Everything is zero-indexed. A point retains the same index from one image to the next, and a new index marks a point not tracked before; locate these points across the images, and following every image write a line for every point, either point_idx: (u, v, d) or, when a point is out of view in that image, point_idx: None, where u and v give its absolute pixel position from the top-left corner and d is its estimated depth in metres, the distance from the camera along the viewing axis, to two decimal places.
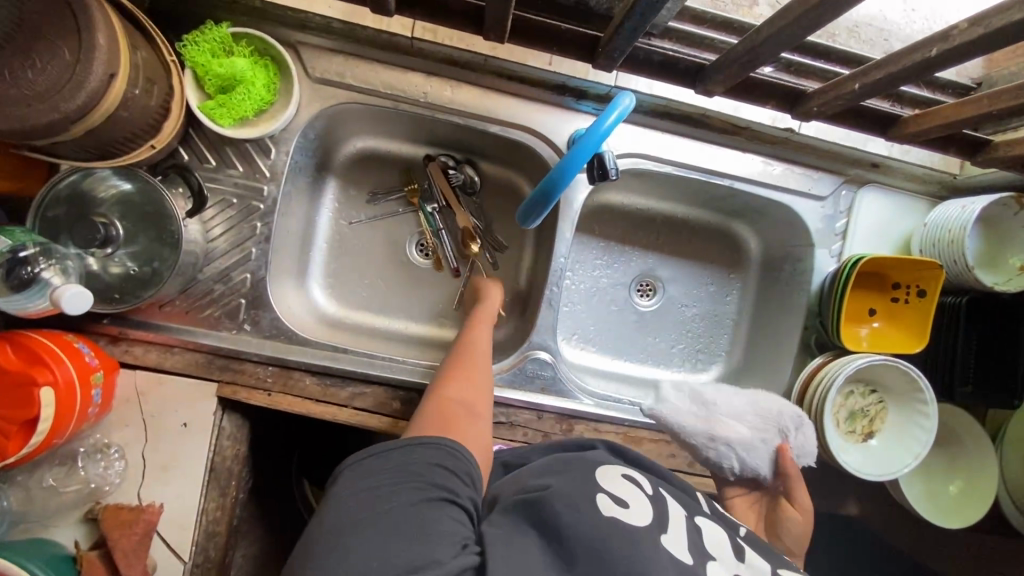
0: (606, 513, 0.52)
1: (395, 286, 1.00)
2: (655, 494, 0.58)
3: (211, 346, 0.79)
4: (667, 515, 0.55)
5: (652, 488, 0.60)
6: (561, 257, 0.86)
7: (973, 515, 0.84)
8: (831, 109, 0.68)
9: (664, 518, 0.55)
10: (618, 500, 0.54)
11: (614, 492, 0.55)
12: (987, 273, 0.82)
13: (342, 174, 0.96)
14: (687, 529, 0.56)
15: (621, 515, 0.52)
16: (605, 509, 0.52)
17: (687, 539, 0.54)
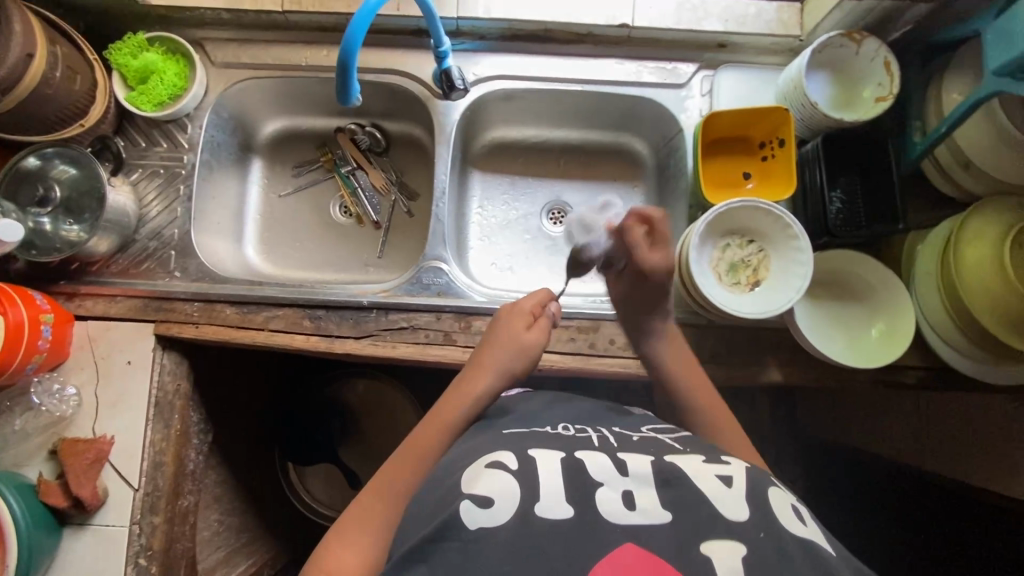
0: (474, 527, 0.51)
1: (321, 244, 1.10)
2: (523, 464, 0.56)
3: (147, 292, 0.92)
4: (538, 480, 0.55)
5: (517, 455, 0.58)
6: (443, 174, 0.96)
7: (906, 338, 0.82)
8: None
9: (534, 487, 0.54)
10: (480, 497, 0.53)
11: (476, 493, 0.53)
12: (841, 112, 0.85)
13: (265, 153, 1.11)
14: (564, 476, 0.55)
15: (488, 519, 0.51)
16: (471, 522, 0.51)
17: (563, 482, 0.54)
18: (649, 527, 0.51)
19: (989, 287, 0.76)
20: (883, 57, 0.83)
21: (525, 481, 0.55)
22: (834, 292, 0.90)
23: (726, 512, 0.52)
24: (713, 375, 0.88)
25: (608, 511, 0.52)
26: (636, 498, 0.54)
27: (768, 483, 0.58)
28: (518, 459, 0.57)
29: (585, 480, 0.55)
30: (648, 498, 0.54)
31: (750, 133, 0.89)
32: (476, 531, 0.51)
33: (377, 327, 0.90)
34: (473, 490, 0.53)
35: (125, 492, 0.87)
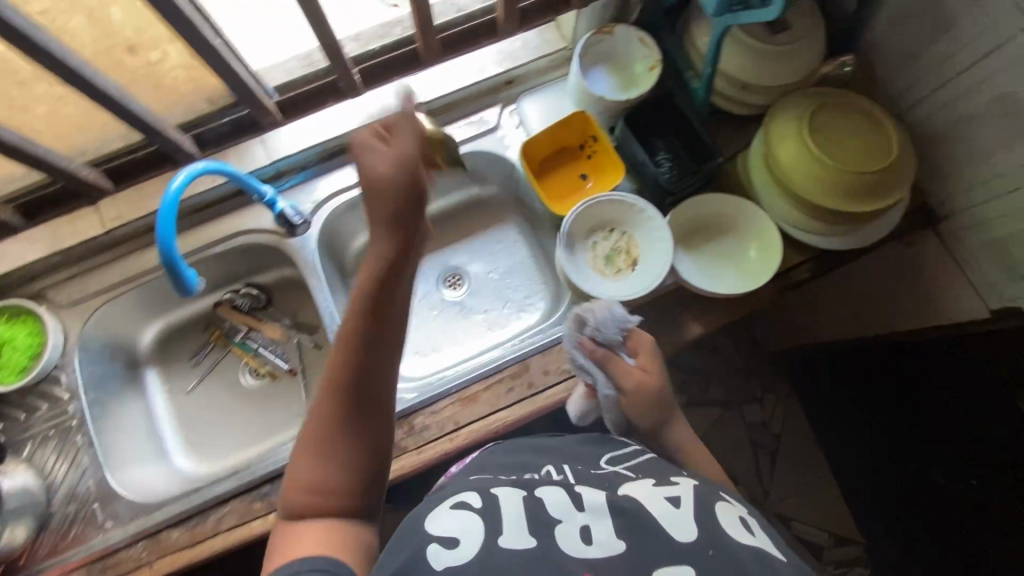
0: (439, 568, 0.52)
1: (247, 417, 1.08)
2: (486, 503, 0.60)
3: (87, 557, 0.86)
4: (500, 519, 0.58)
5: (482, 495, 0.62)
6: (324, 300, 0.96)
7: (778, 249, 0.89)
8: None
9: (497, 525, 0.57)
10: (445, 539, 0.55)
11: (441, 534, 0.56)
12: (630, 91, 0.93)
13: (154, 360, 1.09)
14: (525, 512, 0.59)
15: (454, 559, 0.53)
16: (437, 563, 0.53)
17: (525, 520, 0.57)
18: (607, 557, 0.53)
19: (824, 179, 0.84)
20: (636, 37, 0.94)
21: (487, 517, 0.58)
22: (708, 233, 0.96)
23: (676, 531, 0.56)
24: None
25: (568, 545, 0.55)
26: (593, 531, 0.56)
27: (716, 498, 0.62)
28: (482, 499, 0.61)
29: (544, 515, 0.58)
30: (603, 530, 0.57)
31: (564, 142, 0.98)
32: (441, 570, 0.52)
33: None
34: (435, 531, 0.56)
35: None
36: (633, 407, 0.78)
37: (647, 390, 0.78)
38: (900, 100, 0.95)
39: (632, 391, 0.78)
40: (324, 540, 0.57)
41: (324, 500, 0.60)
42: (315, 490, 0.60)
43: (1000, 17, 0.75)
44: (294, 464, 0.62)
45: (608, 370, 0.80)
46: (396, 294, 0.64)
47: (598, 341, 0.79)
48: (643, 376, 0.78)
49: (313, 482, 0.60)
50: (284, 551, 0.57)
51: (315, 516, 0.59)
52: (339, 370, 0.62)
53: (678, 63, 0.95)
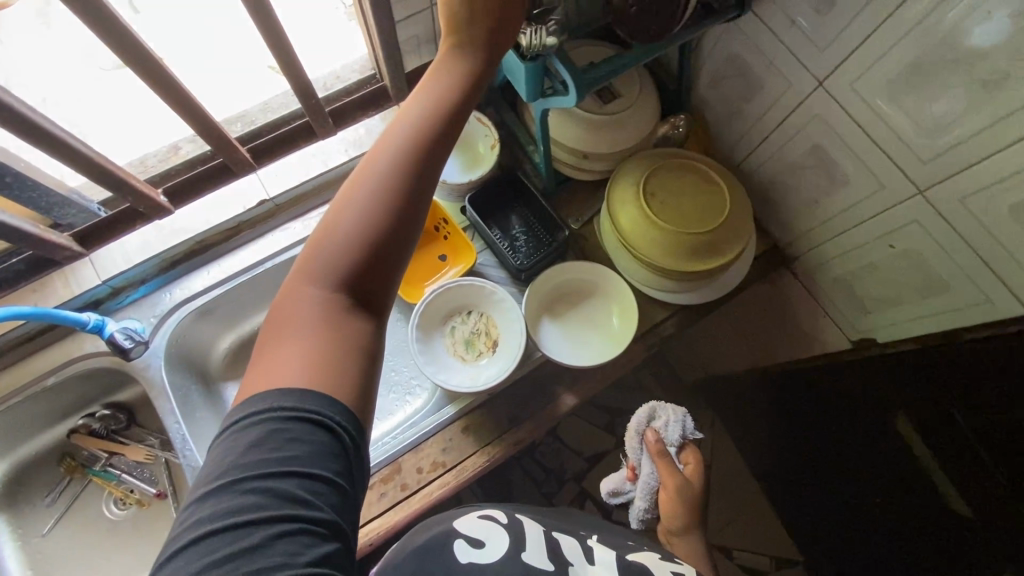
0: (463, 559, 0.65)
1: (116, 552, 0.99)
2: (510, 522, 0.72)
3: None
4: (525, 540, 0.69)
5: (509, 516, 0.74)
6: (175, 422, 0.90)
7: (634, 313, 0.90)
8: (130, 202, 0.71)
9: (520, 540, 0.69)
10: (473, 541, 0.67)
11: (470, 535, 0.68)
12: (473, 171, 0.94)
13: (0, 506, 0.99)
14: (542, 543, 0.70)
15: (477, 557, 0.65)
16: (463, 557, 0.65)
17: (544, 550, 0.68)
18: None
19: (665, 242, 0.85)
20: (473, 117, 0.96)
21: (512, 533, 0.70)
22: (571, 300, 0.95)
23: None
24: (521, 437, 0.89)
25: None
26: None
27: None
28: (508, 518, 0.73)
29: (560, 551, 0.69)
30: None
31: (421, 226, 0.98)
32: (467, 563, 0.64)
33: None
34: (465, 532, 0.68)
35: None
36: (665, 505, 0.85)
37: (676, 493, 0.84)
38: (738, 149, 0.97)
39: (670, 486, 0.85)
40: (303, 359, 0.47)
41: (328, 286, 0.50)
42: (346, 247, 0.51)
43: (792, 76, 0.78)
44: (332, 211, 0.52)
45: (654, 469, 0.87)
46: (474, 88, 0.59)
47: (659, 437, 0.88)
48: (682, 482, 0.85)
49: (322, 264, 0.50)
50: (261, 372, 0.47)
51: (323, 297, 0.50)
52: (400, 141, 0.54)
53: (518, 137, 0.95)
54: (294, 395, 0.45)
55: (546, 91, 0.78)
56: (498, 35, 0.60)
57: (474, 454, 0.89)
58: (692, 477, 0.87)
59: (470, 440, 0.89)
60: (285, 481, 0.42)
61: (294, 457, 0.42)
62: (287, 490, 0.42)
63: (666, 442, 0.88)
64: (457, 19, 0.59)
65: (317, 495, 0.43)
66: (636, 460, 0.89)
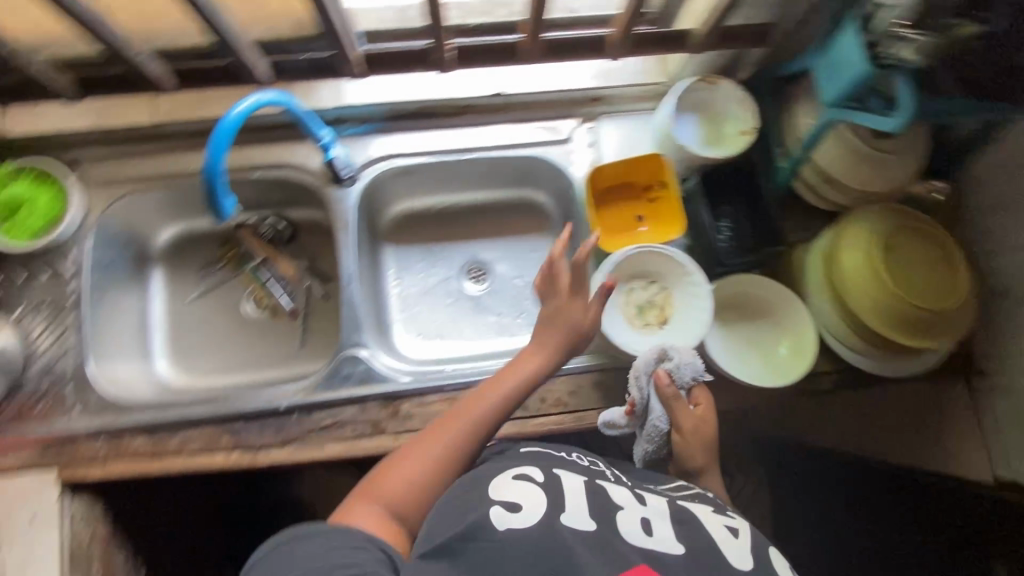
0: (502, 528, 0.61)
1: (240, 344, 1.07)
2: (547, 478, 0.68)
3: (47, 436, 0.85)
4: (564, 497, 0.66)
5: (543, 471, 0.70)
6: (349, 262, 0.94)
7: (810, 354, 0.87)
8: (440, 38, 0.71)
9: (559, 500, 0.65)
10: (509, 503, 0.64)
11: (504, 500, 0.64)
12: (711, 149, 0.89)
13: (163, 261, 1.07)
14: (586, 495, 0.67)
15: (516, 521, 0.62)
16: (500, 524, 0.62)
17: (586, 502, 0.66)
18: (665, 552, 0.61)
19: (882, 299, 0.81)
20: (736, 95, 0.90)
21: (550, 491, 0.66)
22: (741, 314, 0.93)
23: (734, 560, 0.62)
24: None
25: (627, 531, 0.63)
26: (652, 526, 0.64)
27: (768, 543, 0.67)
28: (544, 474, 0.70)
29: (608, 503, 0.66)
30: (663, 530, 0.64)
31: (633, 178, 0.92)
32: (505, 530, 0.61)
33: (301, 430, 0.87)
34: (501, 497, 0.65)
35: None
36: (684, 451, 0.80)
37: (698, 438, 0.80)
38: (982, 240, 0.91)
39: (690, 433, 0.79)
40: (378, 524, 0.66)
41: (393, 517, 0.68)
42: (397, 500, 0.68)
43: None
44: (383, 470, 0.71)
45: (667, 414, 0.81)
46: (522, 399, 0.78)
47: (672, 380, 0.79)
48: (700, 423, 0.80)
49: (377, 509, 0.67)
50: (349, 514, 0.67)
51: (368, 525, 0.65)
52: (457, 441, 0.73)
53: (769, 136, 0.91)
54: (353, 535, 0.61)
55: (850, 102, 0.74)
56: (576, 339, 0.79)
57: (596, 409, 0.90)
58: (706, 420, 0.81)
59: (598, 395, 0.90)
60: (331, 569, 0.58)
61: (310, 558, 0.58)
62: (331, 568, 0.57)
63: (683, 386, 0.80)
64: (541, 335, 0.79)
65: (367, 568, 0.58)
66: (641, 403, 0.81)
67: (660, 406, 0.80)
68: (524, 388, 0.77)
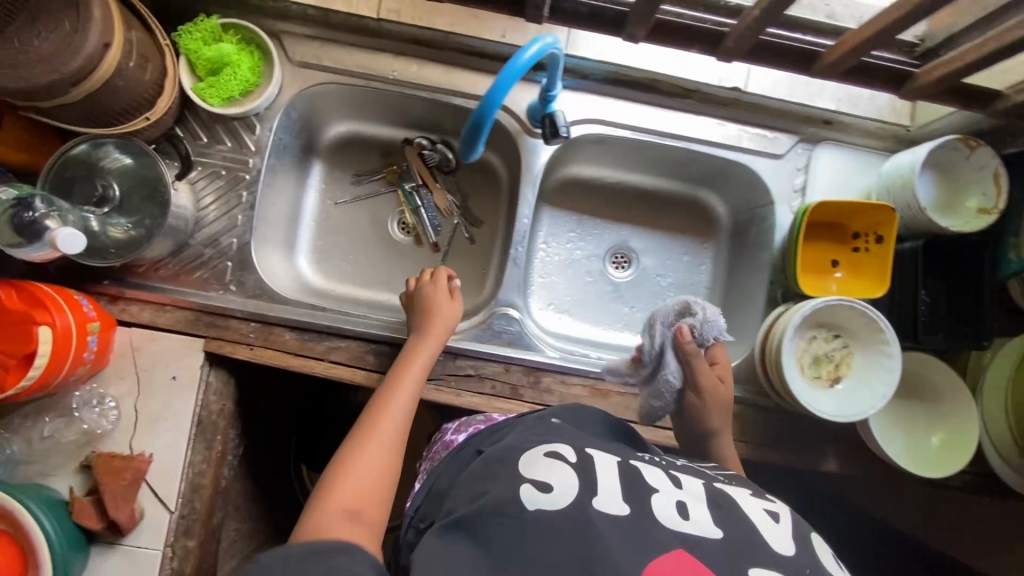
0: (534, 508, 0.56)
1: (378, 261, 1.06)
2: (581, 459, 0.62)
3: (200, 304, 0.85)
4: (596, 478, 0.60)
5: (576, 450, 0.65)
6: (525, 218, 0.90)
7: (964, 455, 0.84)
8: (750, 43, 0.68)
9: (592, 481, 0.59)
10: (541, 483, 0.59)
11: (535, 478, 0.60)
12: (944, 217, 0.83)
13: (326, 156, 1.04)
14: (619, 479, 0.61)
15: (549, 503, 0.56)
16: (530, 503, 0.57)
17: (619, 485, 0.59)
18: (699, 538, 0.55)
19: None
20: (993, 168, 0.81)
21: (583, 473, 0.60)
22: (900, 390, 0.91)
23: (774, 544, 0.56)
24: (773, 458, 0.89)
25: (663, 517, 0.56)
26: (689, 509, 0.58)
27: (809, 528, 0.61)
28: (577, 453, 0.64)
29: (641, 485, 0.61)
30: (700, 513, 0.58)
31: (848, 222, 0.87)
32: (535, 510, 0.56)
33: (442, 372, 0.86)
34: (532, 476, 0.60)
35: (160, 513, 0.83)
36: (698, 412, 0.81)
37: (713, 401, 0.81)
38: None
39: (711, 396, 0.80)
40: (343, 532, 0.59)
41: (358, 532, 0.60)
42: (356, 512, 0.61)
43: None
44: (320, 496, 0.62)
45: (680, 365, 0.80)
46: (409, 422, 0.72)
47: (693, 336, 0.79)
48: (714, 381, 0.81)
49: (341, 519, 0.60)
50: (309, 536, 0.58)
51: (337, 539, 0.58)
52: (379, 451, 0.67)
53: (1004, 223, 0.84)
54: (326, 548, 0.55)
55: None
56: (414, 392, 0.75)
57: None
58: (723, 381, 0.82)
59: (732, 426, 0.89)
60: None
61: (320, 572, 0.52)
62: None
63: (699, 343, 0.80)
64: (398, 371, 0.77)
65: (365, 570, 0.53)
66: (658, 358, 0.80)
67: (678, 360, 0.79)
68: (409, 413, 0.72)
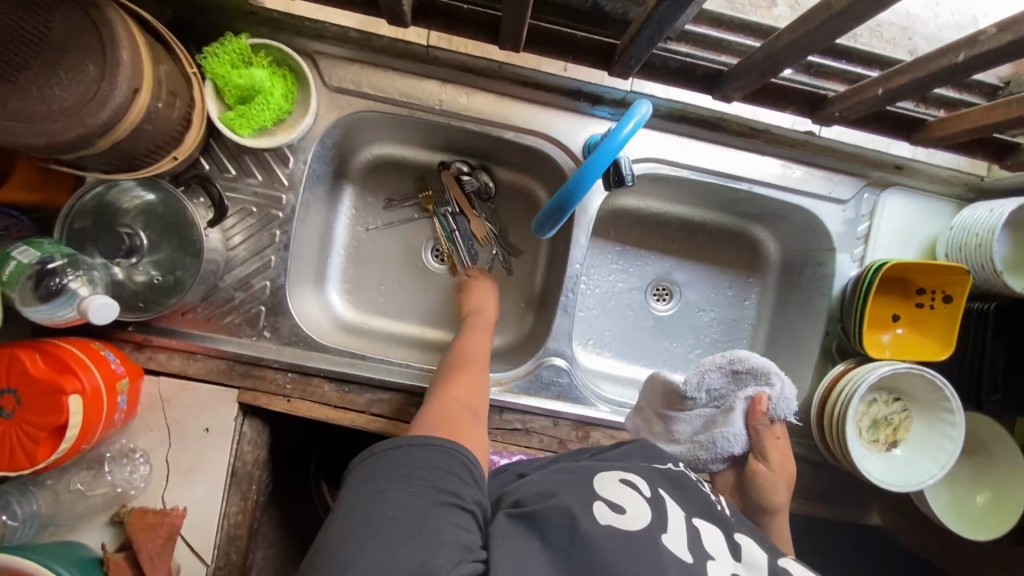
0: (603, 522, 0.52)
1: (412, 292, 1.01)
2: (655, 495, 0.59)
3: (232, 353, 0.80)
4: (667, 518, 0.56)
5: (650, 486, 0.61)
6: (577, 263, 0.86)
7: (1011, 519, 0.82)
8: (855, 113, 0.70)
9: (663, 519, 0.55)
10: (615, 503, 0.55)
11: (608, 498, 0.56)
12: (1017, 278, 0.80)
13: (358, 180, 0.97)
14: (687, 529, 0.56)
15: (619, 521, 0.53)
16: (602, 518, 0.52)
17: (684, 532, 0.55)
18: None
19: None
20: None
21: (655, 509, 0.57)
22: None
23: None
24: (821, 513, 0.88)
25: None
26: None
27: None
28: (651, 490, 0.60)
29: (701, 544, 0.55)
30: None
31: (914, 276, 0.84)
32: (606, 524, 0.52)
33: (488, 425, 0.83)
34: (607, 495, 0.56)
35: (196, 568, 0.80)
36: (761, 477, 0.75)
37: (781, 473, 0.76)
38: None
39: (777, 470, 0.75)
40: None
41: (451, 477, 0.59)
42: None
43: None
44: None
45: (751, 424, 0.77)
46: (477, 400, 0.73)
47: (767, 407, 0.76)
48: (783, 451, 0.77)
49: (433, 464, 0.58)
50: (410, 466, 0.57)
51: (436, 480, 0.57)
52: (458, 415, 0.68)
53: None
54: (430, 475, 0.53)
55: None
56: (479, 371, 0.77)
57: None
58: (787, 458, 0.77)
59: None
60: (428, 515, 0.49)
61: (424, 528, 0.48)
62: (438, 533, 0.48)
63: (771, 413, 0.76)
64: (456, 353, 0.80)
65: (466, 506, 0.52)
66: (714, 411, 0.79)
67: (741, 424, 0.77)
68: (478, 390, 0.74)
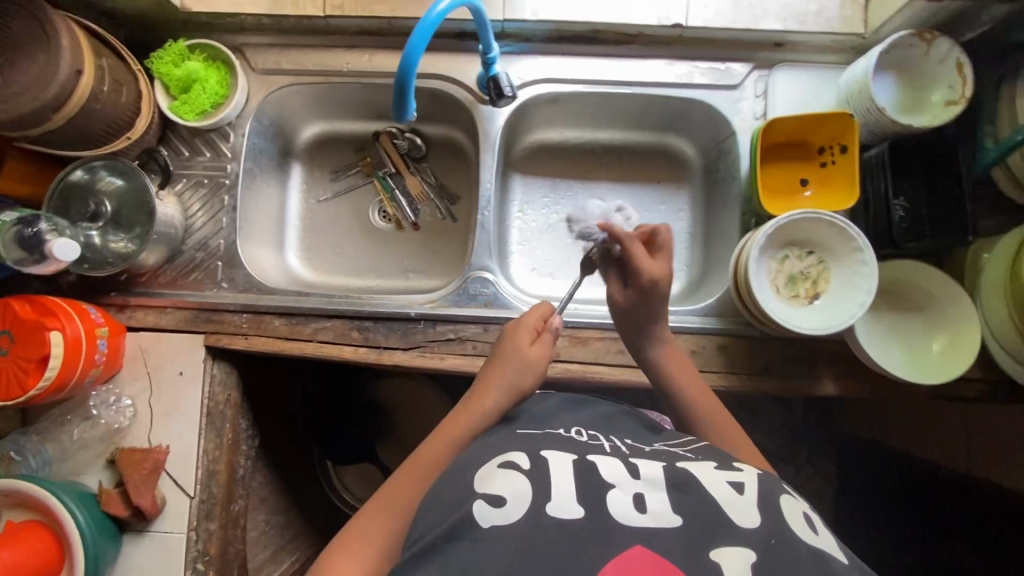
0: (487, 525, 0.50)
1: (363, 249, 1.10)
2: (535, 463, 0.55)
3: (197, 303, 0.92)
4: (550, 480, 0.53)
5: (530, 454, 0.57)
6: (488, 182, 0.94)
7: (966, 360, 0.79)
8: None
9: (548, 487, 0.52)
10: (493, 497, 0.52)
11: (488, 493, 0.52)
12: (908, 117, 0.81)
13: (304, 157, 1.11)
14: (577, 474, 0.54)
15: (502, 517, 0.50)
16: (483, 520, 0.50)
17: (572, 482, 0.53)
18: (657, 529, 0.49)
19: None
20: (955, 57, 0.79)
21: (537, 480, 0.53)
22: (891, 302, 0.87)
23: (738, 518, 0.50)
24: (768, 388, 0.86)
25: (619, 511, 0.50)
26: (647, 500, 0.52)
27: (779, 489, 0.56)
28: (530, 458, 0.56)
29: (597, 480, 0.53)
30: (658, 501, 0.52)
31: (809, 137, 0.86)
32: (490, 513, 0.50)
33: (425, 338, 0.89)
34: (486, 490, 0.53)
35: (181, 500, 0.89)
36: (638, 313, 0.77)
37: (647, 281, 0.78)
38: None
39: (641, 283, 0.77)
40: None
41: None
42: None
43: None
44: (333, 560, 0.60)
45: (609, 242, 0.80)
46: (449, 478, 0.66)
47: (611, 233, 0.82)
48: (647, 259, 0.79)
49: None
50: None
51: None
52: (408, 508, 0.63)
53: (980, 112, 0.82)
54: None
55: None
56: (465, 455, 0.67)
57: (715, 374, 0.87)
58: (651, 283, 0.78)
59: (719, 359, 0.87)
60: None
61: None
62: None
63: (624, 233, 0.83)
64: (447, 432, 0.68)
65: None
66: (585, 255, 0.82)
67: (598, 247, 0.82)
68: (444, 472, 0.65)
